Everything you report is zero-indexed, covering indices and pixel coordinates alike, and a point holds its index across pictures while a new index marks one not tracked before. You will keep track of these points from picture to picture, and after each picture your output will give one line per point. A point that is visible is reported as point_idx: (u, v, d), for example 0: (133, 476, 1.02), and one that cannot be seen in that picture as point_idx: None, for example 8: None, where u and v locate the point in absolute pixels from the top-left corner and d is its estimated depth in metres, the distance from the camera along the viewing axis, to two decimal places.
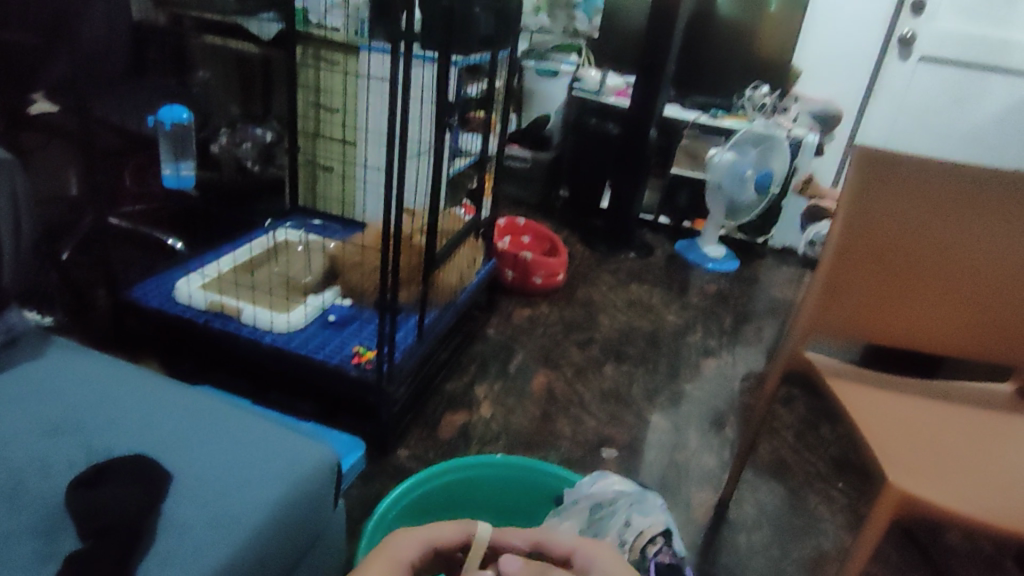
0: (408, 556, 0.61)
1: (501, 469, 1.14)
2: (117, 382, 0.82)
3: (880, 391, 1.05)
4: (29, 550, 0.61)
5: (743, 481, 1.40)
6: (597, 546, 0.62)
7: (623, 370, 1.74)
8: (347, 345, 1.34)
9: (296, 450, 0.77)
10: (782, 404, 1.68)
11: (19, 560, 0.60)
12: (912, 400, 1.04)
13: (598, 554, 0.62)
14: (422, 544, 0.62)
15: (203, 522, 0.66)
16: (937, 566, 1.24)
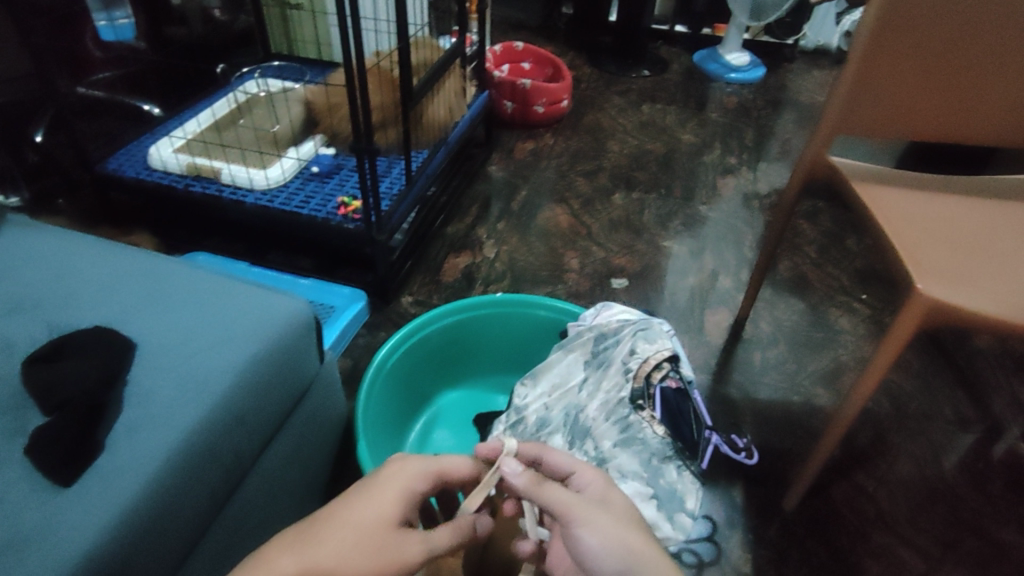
0: (418, 484, 0.56)
1: (500, 308, 1.11)
2: (76, 254, 0.78)
3: (908, 192, 0.95)
4: None
5: (760, 300, 1.36)
6: (593, 472, 0.60)
7: (634, 198, 1.64)
8: (332, 198, 1.27)
9: (265, 305, 0.74)
10: (806, 218, 1.59)
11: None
12: (943, 201, 0.94)
13: (594, 479, 0.60)
14: (429, 475, 0.57)
15: (173, 387, 0.64)
16: (960, 370, 1.21)
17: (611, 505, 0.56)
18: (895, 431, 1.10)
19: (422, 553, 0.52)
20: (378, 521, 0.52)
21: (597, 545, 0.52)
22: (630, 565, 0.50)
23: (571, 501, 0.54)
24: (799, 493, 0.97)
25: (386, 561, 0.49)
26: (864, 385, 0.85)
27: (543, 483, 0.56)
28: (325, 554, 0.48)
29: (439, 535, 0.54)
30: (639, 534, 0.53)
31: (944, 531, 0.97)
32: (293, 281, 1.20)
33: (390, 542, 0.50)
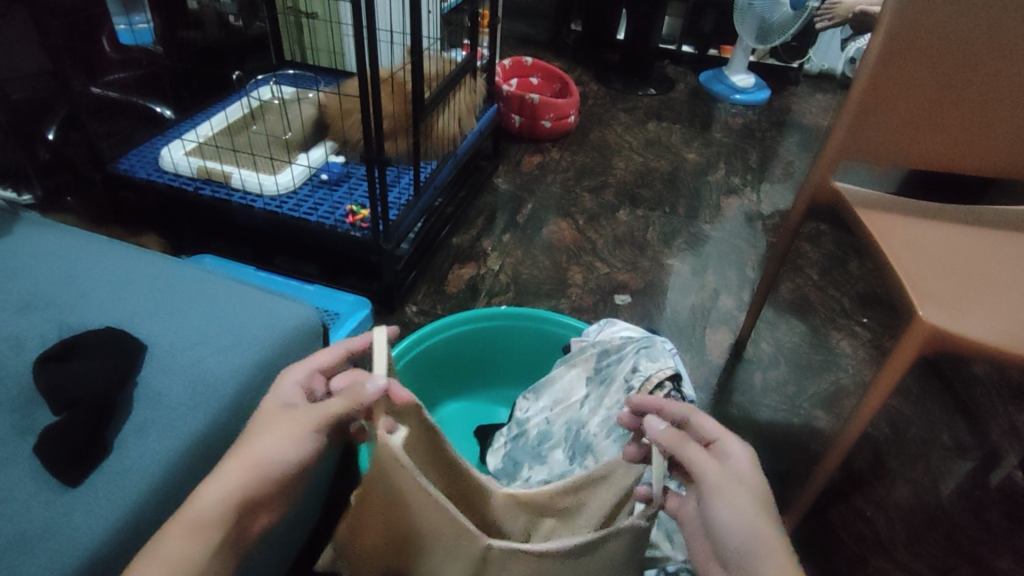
0: (320, 360, 0.60)
1: (504, 322, 1.12)
2: (90, 255, 0.78)
3: (914, 221, 0.96)
4: (5, 426, 0.60)
5: (762, 320, 1.37)
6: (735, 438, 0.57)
7: (639, 215, 1.66)
8: (341, 205, 1.28)
9: (275, 312, 0.74)
10: (808, 240, 1.61)
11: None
12: (949, 230, 0.95)
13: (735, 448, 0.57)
14: (330, 353, 0.61)
15: (181, 389, 0.64)
16: (957, 397, 1.22)
17: (751, 481, 0.54)
18: (894, 456, 1.11)
19: (311, 418, 0.55)
20: (276, 408, 0.56)
21: (725, 520, 0.52)
22: (752, 543, 0.50)
23: (708, 469, 0.54)
24: (798, 515, 0.97)
25: (288, 437, 0.54)
26: (864, 409, 0.85)
27: (684, 443, 0.57)
28: (227, 465, 0.52)
29: (332, 406, 0.56)
30: (768, 516, 0.52)
31: (941, 558, 0.97)
32: (298, 287, 1.20)
33: (283, 418, 0.55)
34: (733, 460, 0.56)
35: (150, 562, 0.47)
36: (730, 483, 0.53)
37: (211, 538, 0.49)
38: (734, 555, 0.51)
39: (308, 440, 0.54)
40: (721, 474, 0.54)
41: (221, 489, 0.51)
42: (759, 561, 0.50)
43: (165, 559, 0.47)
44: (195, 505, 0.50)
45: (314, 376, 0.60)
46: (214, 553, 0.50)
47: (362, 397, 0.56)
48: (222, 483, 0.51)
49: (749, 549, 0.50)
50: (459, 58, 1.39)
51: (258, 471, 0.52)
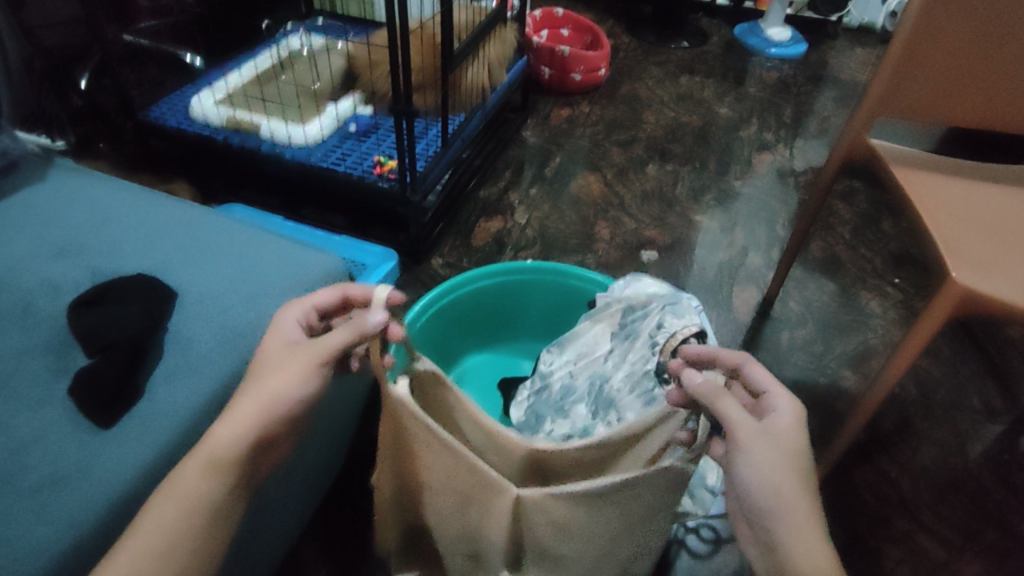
0: (315, 299, 0.62)
1: (530, 276, 1.12)
2: (122, 202, 0.80)
3: (955, 181, 0.93)
4: (43, 367, 0.63)
5: (791, 279, 1.35)
6: (783, 394, 0.57)
7: (668, 170, 1.63)
8: (368, 156, 1.28)
9: (301, 264, 0.75)
10: (841, 199, 1.57)
11: (32, 374, 0.62)
12: (991, 191, 0.92)
13: (781, 405, 0.57)
14: (324, 293, 0.63)
15: (209, 336, 0.66)
16: (990, 360, 1.19)
17: (786, 438, 0.54)
18: (920, 417, 1.10)
19: (316, 354, 0.56)
20: (277, 347, 0.58)
21: (749, 477, 0.53)
22: (776, 498, 0.51)
23: (735, 423, 0.55)
24: (820, 473, 0.98)
25: (295, 376, 0.55)
26: (892, 370, 0.85)
27: (721, 395, 0.56)
28: (240, 404, 0.54)
29: (331, 339, 0.57)
30: (798, 474, 0.52)
31: (963, 520, 0.97)
32: (327, 237, 1.21)
33: (286, 355, 0.56)
34: (773, 417, 0.55)
35: (172, 497, 0.50)
36: (766, 437, 0.54)
37: (228, 474, 0.52)
38: (757, 511, 0.52)
39: (315, 374, 0.56)
40: (756, 428, 0.54)
41: (235, 429, 0.53)
42: (780, 520, 0.51)
43: (185, 496, 0.50)
44: (211, 444, 0.52)
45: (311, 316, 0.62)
46: (233, 486, 0.53)
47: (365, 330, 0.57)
48: (235, 422, 0.53)
49: (772, 507, 0.51)
50: (489, 7, 1.36)
51: (271, 405, 0.54)
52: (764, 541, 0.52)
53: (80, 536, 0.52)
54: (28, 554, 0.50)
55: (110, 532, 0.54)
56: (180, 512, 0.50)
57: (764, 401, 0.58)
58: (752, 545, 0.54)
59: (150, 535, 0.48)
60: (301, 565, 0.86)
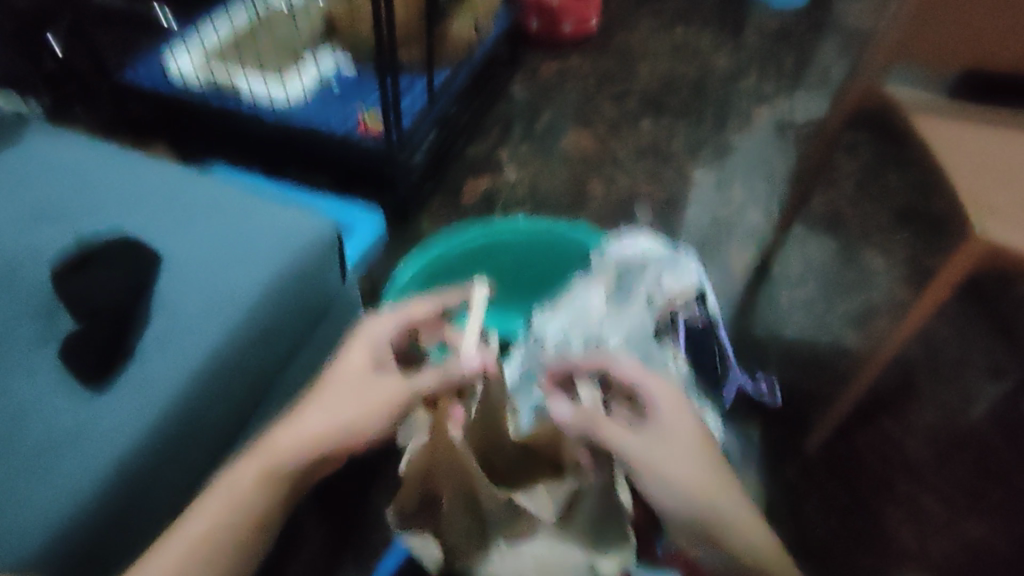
0: (417, 315, 0.59)
1: (522, 234, 1.08)
2: (96, 155, 0.73)
3: (977, 129, 0.87)
4: (28, 334, 0.60)
5: (792, 236, 1.31)
6: (658, 387, 0.59)
7: (663, 124, 1.57)
8: (350, 111, 1.21)
9: (289, 223, 0.69)
10: (845, 150, 1.49)
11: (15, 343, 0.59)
12: (1015, 138, 0.87)
13: (658, 395, 0.58)
14: (428, 306, 0.60)
15: (197, 303, 0.62)
16: (997, 316, 1.16)
17: (675, 435, 0.56)
18: (923, 375, 1.08)
19: (401, 392, 0.55)
20: (362, 375, 0.56)
21: (661, 492, 0.54)
22: (686, 500, 0.54)
23: (627, 446, 0.55)
24: (822, 434, 0.96)
25: (373, 407, 0.55)
26: (901, 332, 0.83)
27: (598, 420, 0.56)
28: (310, 418, 0.54)
29: (423, 383, 0.56)
30: (702, 464, 0.55)
31: (966, 479, 0.96)
32: (310, 196, 1.16)
33: (373, 387, 0.55)
34: (656, 418, 0.57)
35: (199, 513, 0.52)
36: (659, 444, 0.55)
37: (281, 485, 0.53)
38: (685, 521, 0.55)
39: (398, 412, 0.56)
40: (646, 443, 0.55)
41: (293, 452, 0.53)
42: (708, 520, 0.54)
43: (233, 503, 0.52)
44: (274, 454, 0.53)
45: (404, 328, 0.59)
46: (283, 498, 0.54)
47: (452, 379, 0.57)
48: (297, 436, 0.53)
49: (695, 514, 0.54)
50: None
51: (343, 438, 0.54)
52: (705, 543, 0.55)
53: (69, 514, 0.51)
54: (28, 532, 0.49)
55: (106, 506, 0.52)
56: (226, 521, 0.51)
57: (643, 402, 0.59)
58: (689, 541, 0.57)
59: (185, 540, 0.50)
60: (296, 533, 0.85)
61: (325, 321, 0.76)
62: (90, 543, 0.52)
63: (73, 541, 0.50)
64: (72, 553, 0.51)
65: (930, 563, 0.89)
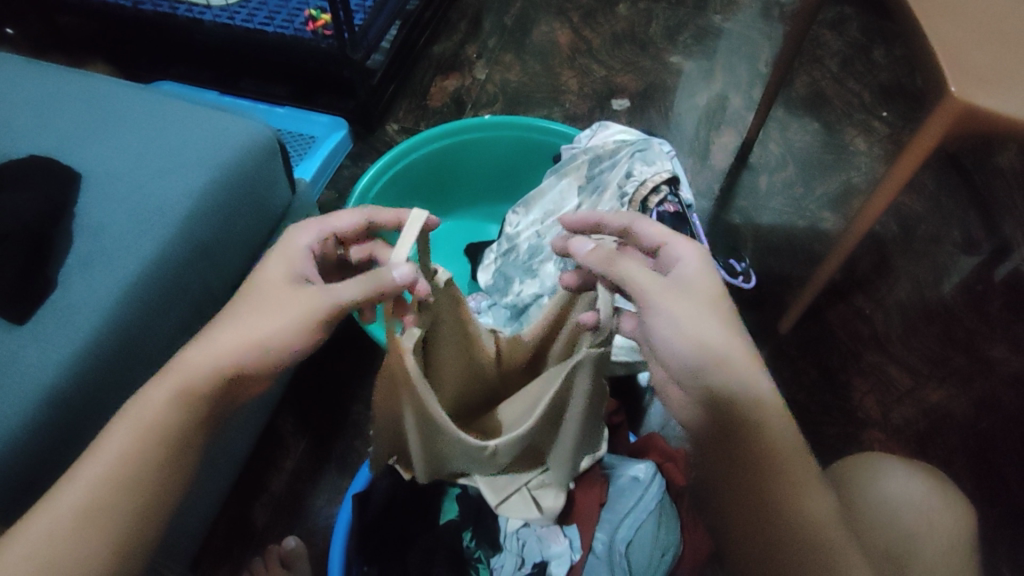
0: (339, 224, 0.55)
1: (489, 133, 1.04)
2: (6, 72, 0.69)
3: None
4: None
5: (772, 119, 1.26)
6: (686, 243, 0.53)
7: (641, 7, 1.48)
8: (298, 10, 1.13)
9: (220, 128, 0.66)
10: (829, 26, 1.42)
11: None
12: None
13: (687, 252, 0.53)
14: (355, 216, 0.55)
15: (122, 219, 0.59)
16: (976, 189, 1.14)
17: (695, 287, 0.50)
18: (900, 254, 1.07)
19: (320, 303, 0.46)
20: (278, 283, 0.48)
21: (670, 336, 0.48)
22: (699, 353, 0.47)
23: (647, 285, 0.50)
24: (795, 316, 0.96)
25: (294, 316, 0.46)
26: (874, 205, 0.81)
27: (615, 258, 0.51)
28: (222, 332, 0.46)
29: (346, 289, 0.47)
30: (721, 321, 0.49)
31: (935, 350, 0.97)
32: (266, 108, 1.11)
33: (291, 294, 0.47)
34: (679, 268, 0.51)
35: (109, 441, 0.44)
36: (679, 293, 0.49)
37: (200, 409, 0.45)
38: (689, 371, 0.48)
39: (319, 324, 0.47)
40: (664, 288, 0.49)
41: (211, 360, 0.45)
42: (713, 372, 0.47)
43: (147, 428, 0.43)
44: (187, 372, 0.45)
45: (326, 240, 0.54)
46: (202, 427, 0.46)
47: (382, 281, 0.47)
48: (212, 351, 0.45)
49: (702, 361, 0.47)
50: None
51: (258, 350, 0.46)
52: (700, 400, 0.48)
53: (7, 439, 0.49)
54: None
55: (49, 427, 0.51)
56: (146, 442, 0.43)
57: (666, 255, 0.53)
58: (681, 403, 0.50)
59: (102, 464, 0.42)
60: (280, 440, 0.87)
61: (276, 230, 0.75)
62: (36, 464, 0.51)
63: (17, 463, 0.49)
64: (19, 474, 0.50)
65: (894, 429, 0.91)
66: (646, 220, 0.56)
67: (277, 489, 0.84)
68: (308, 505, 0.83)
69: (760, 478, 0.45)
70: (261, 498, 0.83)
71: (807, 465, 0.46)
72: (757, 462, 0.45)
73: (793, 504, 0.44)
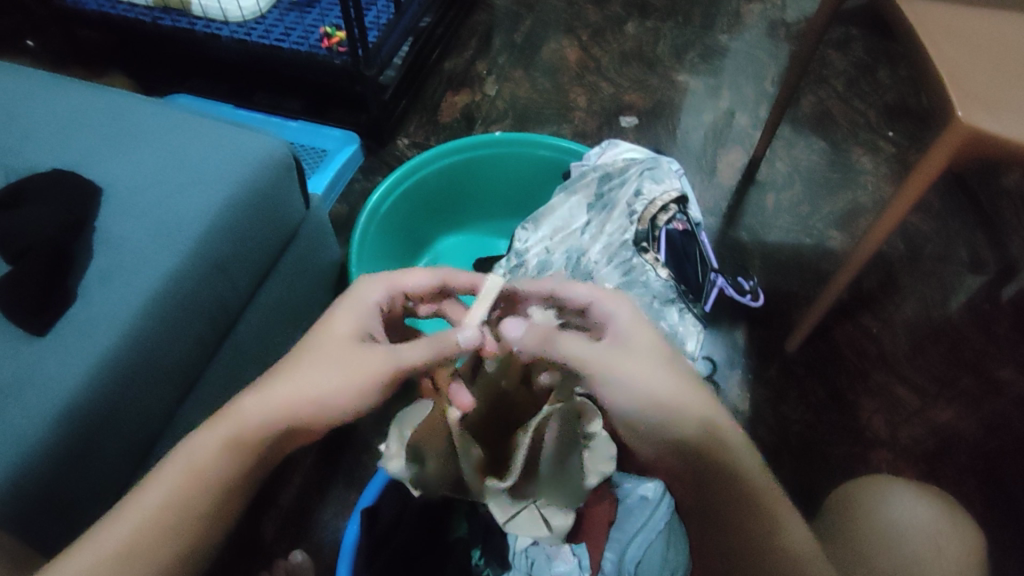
0: (414, 281, 0.56)
1: (500, 149, 1.05)
2: (29, 87, 0.71)
3: (972, 9, 0.82)
4: None
5: (778, 138, 1.27)
6: (617, 302, 0.54)
7: (648, 26, 1.50)
8: (314, 27, 1.15)
9: (238, 144, 0.68)
10: (835, 46, 1.43)
11: None
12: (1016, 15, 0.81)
13: (618, 311, 0.54)
14: (429, 276, 0.56)
15: (142, 234, 0.60)
16: (982, 209, 1.14)
17: (638, 350, 0.51)
18: (907, 274, 1.07)
19: (386, 365, 0.48)
20: (345, 336, 0.50)
21: (622, 400, 0.49)
22: (656, 408, 0.49)
23: (592, 359, 0.49)
24: (802, 334, 0.97)
25: (357, 377, 0.47)
26: (882, 226, 0.82)
27: (553, 337, 0.48)
28: (284, 381, 0.48)
29: (411, 353, 0.48)
30: (671, 374, 0.51)
31: (943, 370, 0.98)
32: (281, 123, 1.13)
33: (358, 350, 0.48)
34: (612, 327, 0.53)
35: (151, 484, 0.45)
36: (623, 359, 0.50)
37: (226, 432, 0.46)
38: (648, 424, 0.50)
39: (379, 386, 0.48)
40: (611, 359, 0.50)
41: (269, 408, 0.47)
42: (671, 421, 0.49)
43: (199, 475, 0.45)
44: (244, 419, 0.47)
45: (396, 297, 0.56)
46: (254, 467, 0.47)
47: (449, 346, 0.48)
48: (273, 399, 0.47)
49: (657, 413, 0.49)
50: None
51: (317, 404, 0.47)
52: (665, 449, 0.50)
53: (25, 450, 0.50)
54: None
55: (67, 439, 0.52)
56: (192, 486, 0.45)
57: (597, 315, 0.55)
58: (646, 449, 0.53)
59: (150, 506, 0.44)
60: (289, 453, 0.88)
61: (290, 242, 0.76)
62: (54, 475, 0.51)
63: (36, 474, 0.50)
64: (37, 485, 0.50)
65: (903, 449, 0.91)
66: (567, 283, 0.56)
67: (286, 501, 0.84)
68: (317, 518, 0.84)
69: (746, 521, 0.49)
70: (269, 510, 0.84)
71: (781, 505, 0.50)
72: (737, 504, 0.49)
73: (770, 540, 0.48)
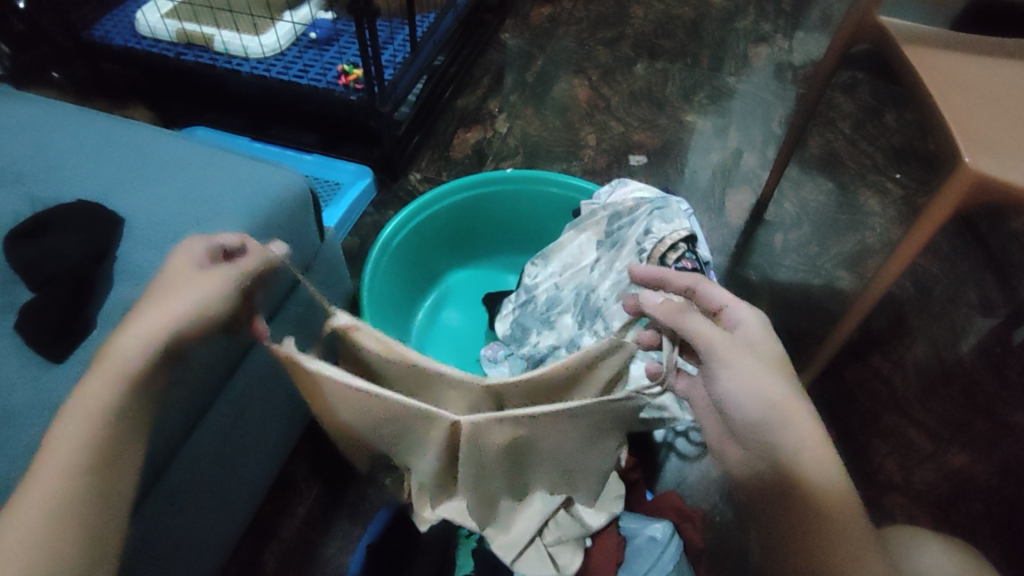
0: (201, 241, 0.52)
1: (509, 186, 1.06)
2: (56, 121, 0.72)
3: (977, 60, 0.83)
4: None
5: (786, 179, 1.29)
6: (748, 308, 0.53)
7: (657, 68, 1.53)
8: (331, 64, 1.17)
9: (258, 179, 0.69)
10: (842, 90, 1.46)
11: None
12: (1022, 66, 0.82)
13: (749, 318, 0.53)
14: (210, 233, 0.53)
15: (160, 264, 0.61)
16: (992, 252, 1.15)
17: (758, 352, 0.51)
18: (917, 316, 1.07)
19: (227, 276, 0.48)
20: (179, 280, 0.47)
21: (732, 388, 0.50)
22: (767, 412, 0.48)
23: (714, 342, 0.50)
24: (812, 375, 0.96)
25: (205, 292, 0.46)
26: (891, 269, 0.82)
27: (686, 313, 0.51)
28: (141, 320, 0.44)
29: (243, 263, 0.50)
30: (787, 387, 0.49)
31: (955, 415, 0.97)
32: (296, 156, 1.15)
33: (194, 281, 0.47)
34: (741, 331, 0.52)
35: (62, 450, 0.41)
36: (749, 358, 0.50)
37: None
38: (751, 425, 0.49)
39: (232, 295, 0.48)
40: (734, 351, 0.50)
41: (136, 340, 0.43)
42: (777, 432, 0.48)
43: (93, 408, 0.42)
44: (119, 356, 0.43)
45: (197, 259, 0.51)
46: None
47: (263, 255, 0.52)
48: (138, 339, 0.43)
49: (764, 420, 0.48)
50: None
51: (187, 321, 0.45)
52: (757, 454, 0.49)
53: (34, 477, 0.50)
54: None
55: None
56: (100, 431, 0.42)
57: (727, 315, 0.54)
58: (738, 459, 0.52)
59: (60, 460, 0.40)
60: (294, 485, 0.87)
61: (302, 280, 0.76)
62: None
63: None
64: None
65: (917, 495, 0.90)
66: (711, 283, 0.57)
67: (289, 535, 0.84)
68: (320, 553, 0.82)
69: (823, 550, 0.44)
70: (272, 544, 0.83)
71: (853, 526, 0.44)
72: (804, 523, 0.45)
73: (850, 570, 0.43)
